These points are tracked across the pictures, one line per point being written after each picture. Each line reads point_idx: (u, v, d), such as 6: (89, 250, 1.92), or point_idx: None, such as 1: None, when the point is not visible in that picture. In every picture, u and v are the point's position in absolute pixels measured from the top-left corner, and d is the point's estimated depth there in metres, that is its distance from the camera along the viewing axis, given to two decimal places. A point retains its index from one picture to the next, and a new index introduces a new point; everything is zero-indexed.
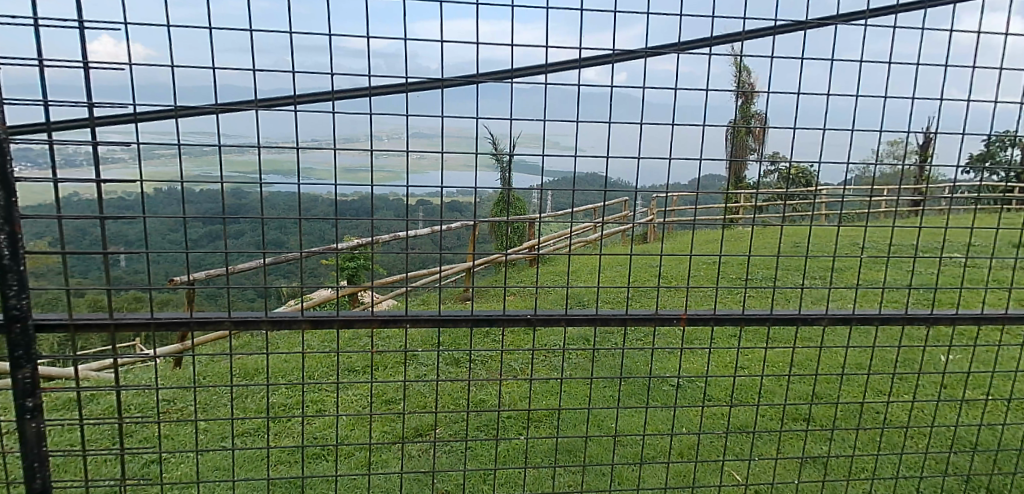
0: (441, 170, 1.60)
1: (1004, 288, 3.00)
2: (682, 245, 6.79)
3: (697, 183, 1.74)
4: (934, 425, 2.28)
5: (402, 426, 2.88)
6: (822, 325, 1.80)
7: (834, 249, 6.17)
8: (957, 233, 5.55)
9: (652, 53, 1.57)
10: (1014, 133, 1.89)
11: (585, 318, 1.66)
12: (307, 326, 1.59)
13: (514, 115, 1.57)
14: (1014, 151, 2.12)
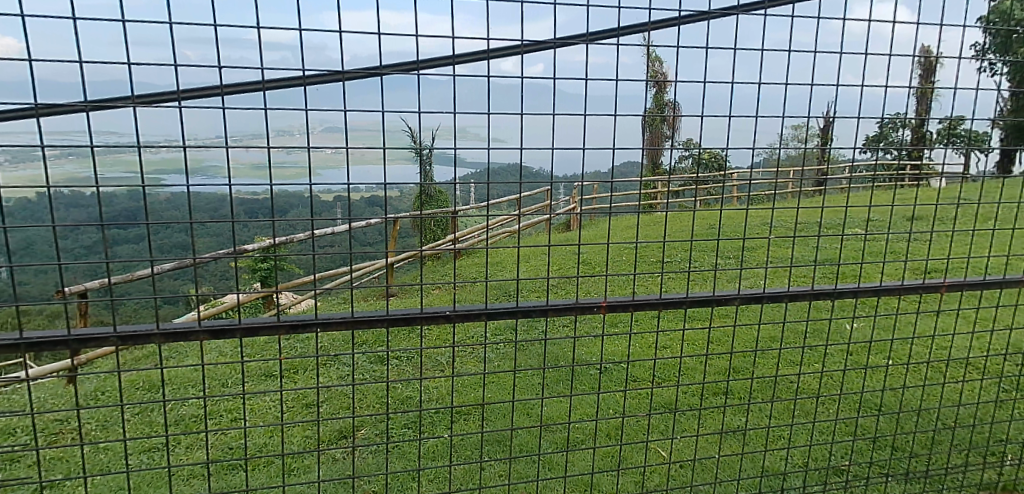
0: (349, 165, 1.54)
1: (899, 260, 3.22)
2: (605, 232, 6.95)
3: (612, 171, 1.76)
4: (845, 392, 2.42)
5: (323, 429, 2.84)
6: (735, 305, 1.88)
7: (750, 229, 6.46)
8: (857, 211, 5.95)
9: (561, 44, 1.57)
10: (903, 115, 2.02)
11: (506, 311, 1.65)
12: (207, 338, 1.50)
13: (422, 108, 1.53)
14: (905, 131, 2.27)
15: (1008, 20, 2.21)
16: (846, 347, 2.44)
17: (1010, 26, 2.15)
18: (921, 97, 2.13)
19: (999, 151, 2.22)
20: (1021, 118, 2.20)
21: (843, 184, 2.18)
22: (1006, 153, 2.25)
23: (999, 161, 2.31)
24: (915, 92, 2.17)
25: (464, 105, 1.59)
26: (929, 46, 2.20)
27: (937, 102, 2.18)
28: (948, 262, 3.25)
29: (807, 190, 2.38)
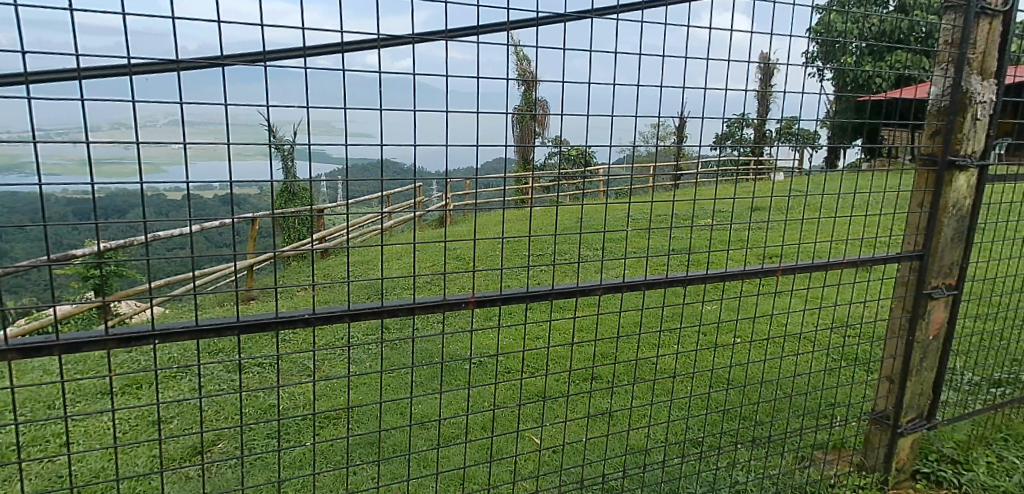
0: (188, 162, 1.42)
1: (739, 247, 3.56)
2: (480, 227, 7.05)
3: (477, 168, 1.77)
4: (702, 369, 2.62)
5: (173, 448, 2.76)
6: (597, 295, 1.97)
7: (617, 221, 6.83)
8: (707, 203, 6.49)
9: (419, 39, 1.56)
10: (743, 115, 2.22)
11: (370, 311, 1.60)
12: (18, 357, 1.32)
13: (271, 102, 1.45)
14: (748, 130, 2.48)
15: (831, 32, 2.49)
16: (696, 327, 2.56)
17: (832, 37, 2.42)
18: (762, 99, 2.34)
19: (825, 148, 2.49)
20: (843, 119, 2.48)
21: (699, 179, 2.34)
22: (832, 150, 2.53)
23: (826, 156, 2.60)
24: (755, 94, 2.39)
25: (318, 99, 1.52)
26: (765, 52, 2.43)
27: (774, 104, 2.41)
28: (782, 248, 3.64)
29: (667, 184, 2.53)
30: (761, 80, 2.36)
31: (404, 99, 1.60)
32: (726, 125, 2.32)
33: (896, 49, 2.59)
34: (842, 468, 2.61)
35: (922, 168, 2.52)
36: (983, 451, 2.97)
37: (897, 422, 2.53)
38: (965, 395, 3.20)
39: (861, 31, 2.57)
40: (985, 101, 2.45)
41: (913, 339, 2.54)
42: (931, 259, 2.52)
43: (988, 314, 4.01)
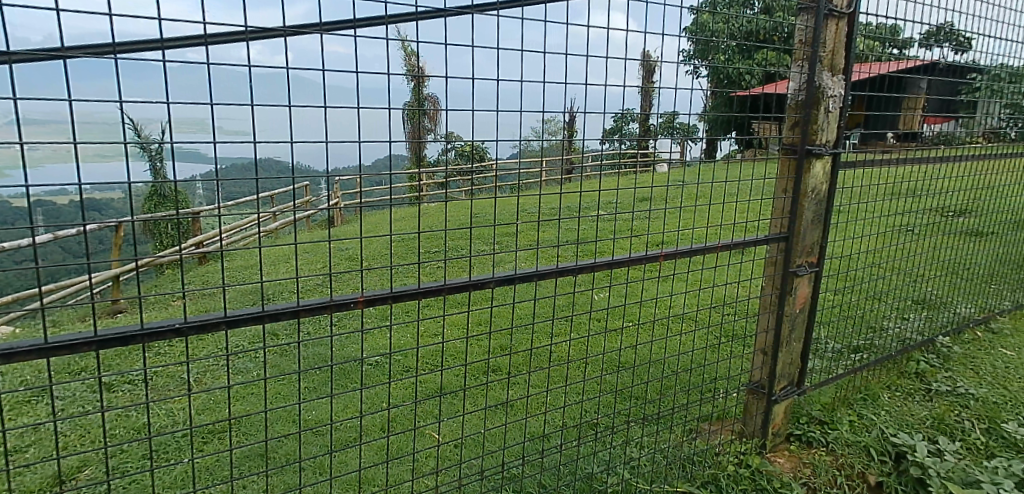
0: (27, 166, 1.29)
1: (624, 236, 3.75)
2: (375, 226, 6.95)
3: (360, 166, 1.73)
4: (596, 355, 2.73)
5: (34, 480, 2.57)
6: (490, 288, 2.00)
7: (516, 213, 6.94)
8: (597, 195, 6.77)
9: (292, 32, 1.51)
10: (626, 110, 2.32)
11: (249, 317, 1.54)
12: None
13: (123, 97, 1.35)
14: (633, 125, 2.59)
15: (704, 31, 2.64)
16: (589, 314, 2.66)
17: (707, 36, 2.57)
18: (645, 95, 2.46)
19: (703, 140, 2.65)
20: (719, 113, 2.66)
21: (590, 173, 2.42)
22: (711, 142, 2.69)
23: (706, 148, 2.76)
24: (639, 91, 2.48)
25: (180, 95, 1.44)
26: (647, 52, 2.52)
27: (655, 99, 2.53)
28: (668, 234, 3.86)
29: (559, 178, 2.59)
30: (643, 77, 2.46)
31: (277, 95, 1.55)
32: (613, 119, 2.41)
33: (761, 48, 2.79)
34: (725, 437, 2.82)
35: (784, 157, 2.75)
36: (845, 411, 3.30)
37: (771, 391, 2.76)
38: (829, 362, 3.54)
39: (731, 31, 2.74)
40: (835, 95, 2.70)
41: (782, 313, 2.78)
42: (795, 239, 2.75)
43: (846, 287, 4.46)
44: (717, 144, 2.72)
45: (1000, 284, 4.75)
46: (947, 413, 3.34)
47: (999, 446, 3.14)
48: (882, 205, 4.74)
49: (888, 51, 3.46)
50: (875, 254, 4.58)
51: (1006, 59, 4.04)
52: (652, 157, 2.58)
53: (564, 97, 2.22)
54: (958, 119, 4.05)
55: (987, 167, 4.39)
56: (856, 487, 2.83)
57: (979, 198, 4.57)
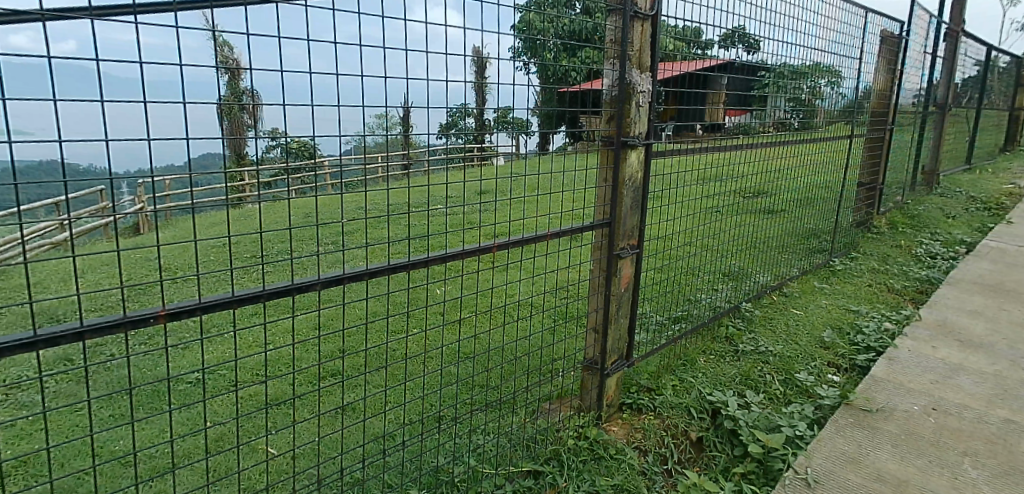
0: None
1: (462, 228, 3.80)
2: (202, 235, 6.43)
3: (153, 167, 1.56)
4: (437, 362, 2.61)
5: None
6: (317, 290, 1.92)
7: (359, 212, 6.75)
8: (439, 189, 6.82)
9: (54, 16, 1.44)
10: (456, 105, 2.36)
11: (17, 345, 1.37)
12: None
13: None
14: (469, 119, 2.53)
15: (532, 28, 2.65)
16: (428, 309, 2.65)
17: (533, 33, 2.59)
18: (478, 90, 2.49)
19: (536, 134, 2.66)
20: (550, 107, 2.66)
21: (429, 172, 2.39)
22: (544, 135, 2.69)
23: (539, 143, 2.76)
24: (471, 86, 2.46)
25: None
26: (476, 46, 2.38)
27: (489, 94, 2.54)
28: (504, 224, 3.99)
29: (397, 174, 2.52)
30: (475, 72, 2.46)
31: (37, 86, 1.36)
32: (448, 114, 2.41)
33: (585, 47, 2.83)
34: (565, 413, 2.99)
35: (604, 148, 2.94)
36: (669, 377, 3.64)
37: (602, 366, 2.97)
38: (654, 334, 3.88)
39: (559, 25, 2.72)
40: (644, 91, 2.96)
41: (610, 293, 2.99)
42: (617, 224, 2.97)
43: (667, 265, 4.93)
44: (550, 137, 2.79)
45: (790, 254, 5.52)
46: (752, 369, 3.82)
47: (793, 393, 3.66)
48: (694, 190, 5.28)
49: (692, 51, 3.84)
50: (690, 234, 5.10)
51: (785, 60, 4.66)
52: (488, 152, 2.59)
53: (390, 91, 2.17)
54: (752, 111, 4.61)
55: (776, 153, 5.06)
56: (681, 444, 3.15)
57: (771, 181, 5.25)
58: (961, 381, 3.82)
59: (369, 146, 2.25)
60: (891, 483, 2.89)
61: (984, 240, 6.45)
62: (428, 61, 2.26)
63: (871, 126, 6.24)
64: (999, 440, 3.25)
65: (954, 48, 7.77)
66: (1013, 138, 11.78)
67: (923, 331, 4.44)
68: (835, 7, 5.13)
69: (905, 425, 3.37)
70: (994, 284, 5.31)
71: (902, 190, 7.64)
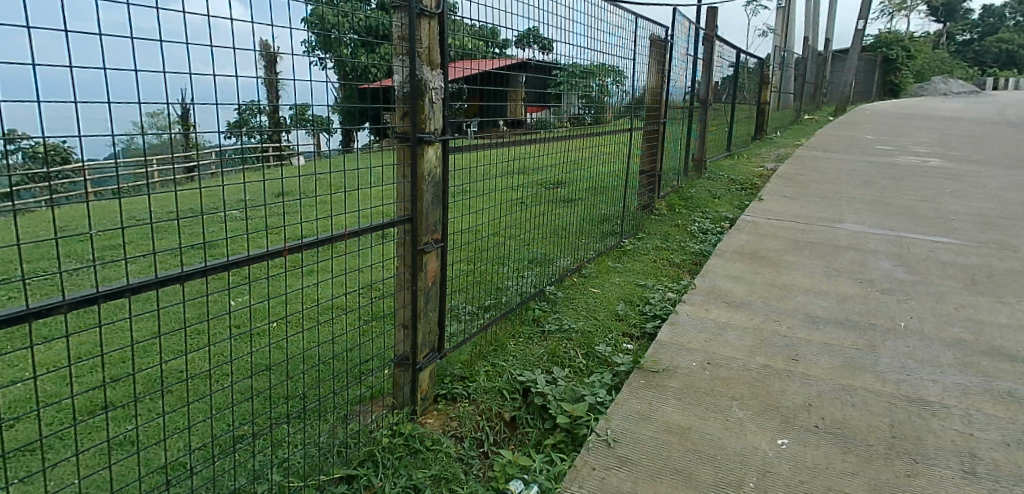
0: None
1: (257, 233, 3.58)
2: None
3: None
4: (233, 381, 2.47)
5: None
6: (66, 312, 1.73)
7: (136, 222, 6.01)
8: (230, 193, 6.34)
9: None
10: (240, 103, 2.18)
11: None
12: None
13: None
14: (261, 118, 2.37)
15: (324, 23, 2.49)
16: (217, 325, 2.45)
17: (327, 29, 2.49)
18: (270, 86, 2.31)
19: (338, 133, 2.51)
20: (352, 103, 2.59)
21: (218, 171, 2.25)
22: (348, 133, 2.59)
23: (343, 140, 2.63)
24: (265, 82, 2.27)
25: None
26: (263, 42, 2.24)
27: (285, 91, 2.35)
28: (304, 225, 3.82)
29: (177, 178, 2.31)
30: (265, 68, 2.27)
31: None
32: (235, 112, 2.23)
33: (380, 46, 2.80)
34: (377, 412, 2.97)
35: (400, 144, 2.91)
36: (482, 364, 3.78)
37: (414, 361, 2.99)
38: (464, 323, 3.98)
39: (354, 24, 2.66)
40: (436, 88, 2.98)
41: (416, 288, 3.00)
42: (419, 220, 2.99)
43: (474, 256, 5.08)
44: (354, 135, 2.66)
45: (586, 238, 6.00)
46: (557, 347, 4.10)
47: (594, 365, 4.01)
48: (498, 182, 5.50)
49: (490, 49, 3.96)
50: (496, 225, 5.32)
51: (572, 60, 5.02)
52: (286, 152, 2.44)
53: (165, 87, 1.95)
54: (550, 108, 4.89)
55: (573, 146, 5.43)
56: (495, 426, 3.29)
57: (568, 172, 5.64)
58: (728, 337, 4.46)
59: (138, 148, 2.03)
60: (676, 433, 3.30)
61: (741, 216, 7.56)
62: (205, 54, 2.06)
63: (649, 120, 6.98)
64: (758, 383, 3.86)
65: (712, 51, 8.95)
66: (760, 128, 13.91)
67: (697, 297, 5.10)
68: (613, 13, 5.63)
69: (686, 380, 3.85)
70: (751, 252, 6.26)
71: (677, 176, 8.68)
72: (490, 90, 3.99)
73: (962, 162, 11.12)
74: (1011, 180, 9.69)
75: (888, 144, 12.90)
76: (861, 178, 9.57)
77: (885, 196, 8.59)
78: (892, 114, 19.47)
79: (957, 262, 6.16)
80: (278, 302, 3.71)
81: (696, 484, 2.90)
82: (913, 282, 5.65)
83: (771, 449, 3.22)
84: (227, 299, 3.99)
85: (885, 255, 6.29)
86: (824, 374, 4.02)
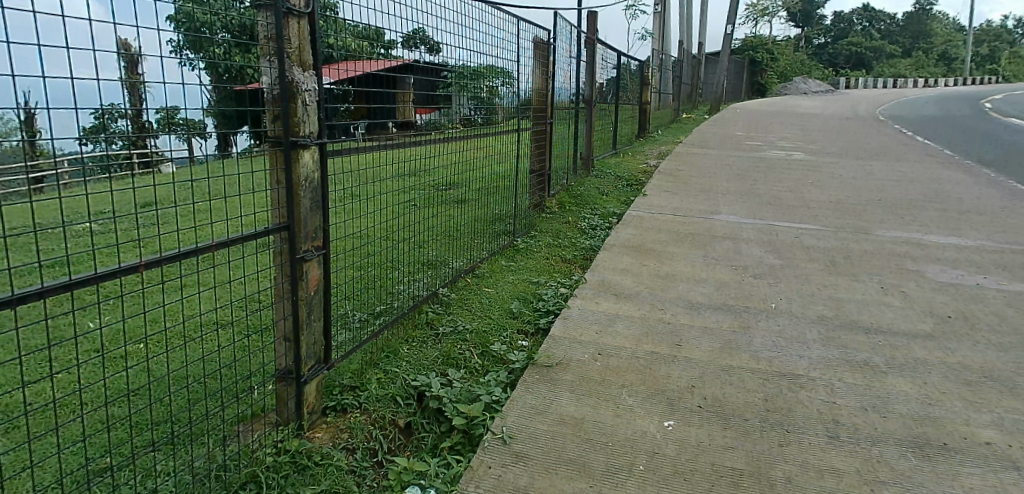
0: None
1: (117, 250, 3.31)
2: None
3: None
4: (89, 412, 2.27)
5: None
6: None
7: None
8: (88, 205, 5.82)
9: None
10: (93, 105, 1.96)
11: None
12: None
13: None
14: (123, 122, 2.14)
15: (194, 21, 2.33)
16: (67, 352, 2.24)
17: (195, 27, 2.33)
18: (132, 88, 2.11)
19: (212, 135, 2.40)
20: (226, 107, 2.45)
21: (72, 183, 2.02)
22: (222, 137, 2.47)
23: (218, 145, 2.50)
24: (127, 83, 2.05)
25: None
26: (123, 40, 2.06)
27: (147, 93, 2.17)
28: (172, 238, 3.57)
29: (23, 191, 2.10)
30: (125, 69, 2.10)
31: None
32: (93, 117, 2.02)
33: (250, 47, 2.66)
34: (260, 431, 2.84)
35: (271, 149, 2.78)
36: (373, 371, 3.71)
37: (297, 375, 2.88)
38: (354, 331, 3.87)
39: (221, 23, 2.51)
40: (309, 89, 2.87)
41: (297, 299, 2.88)
42: (297, 227, 2.87)
43: (364, 261, 4.96)
44: (230, 139, 2.56)
45: (479, 239, 6.03)
46: (452, 349, 4.09)
47: (489, 364, 4.03)
48: (386, 186, 5.41)
49: (375, 50, 3.87)
50: (386, 229, 5.24)
51: (459, 61, 5.02)
52: (153, 157, 2.28)
53: None
54: (440, 109, 4.85)
55: (465, 147, 5.42)
56: (390, 434, 3.23)
57: (459, 173, 5.63)
58: (617, 327, 4.65)
59: None
60: (569, 424, 3.39)
61: (628, 211, 7.90)
62: (58, 57, 1.86)
63: (537, 120, 7.12)
64: (645, 370, 4.05)
65: (594, 54, 9.30)
66: (643, 128, 14.61)
67: (587, 291, 5.27)
68: (498, 16, 5.70)
69: (579, 372, 3.96)
70: (637, 246, 6.55)
71: (566, 174, 8.94)
72: (375, 92, 3.89)
73: (820, 155, 12.22)
74: (861, 170, 10.77)
75: (757, 140, 13.95)
76: (735, 172, 10.28)
77: (755, 188, 9.27)
78: (760, 112, 21.02)
79: (818, 246, 6.76)
80: (146, 322, 3.45)
81: (590, 472, 2.99)
82: (781, 266, 6.14)
83: (659, 431, 3.38)
84: (87, 323, 3.66)
85: (756, 243, 6.80)
86: (706, 357, 4.28)
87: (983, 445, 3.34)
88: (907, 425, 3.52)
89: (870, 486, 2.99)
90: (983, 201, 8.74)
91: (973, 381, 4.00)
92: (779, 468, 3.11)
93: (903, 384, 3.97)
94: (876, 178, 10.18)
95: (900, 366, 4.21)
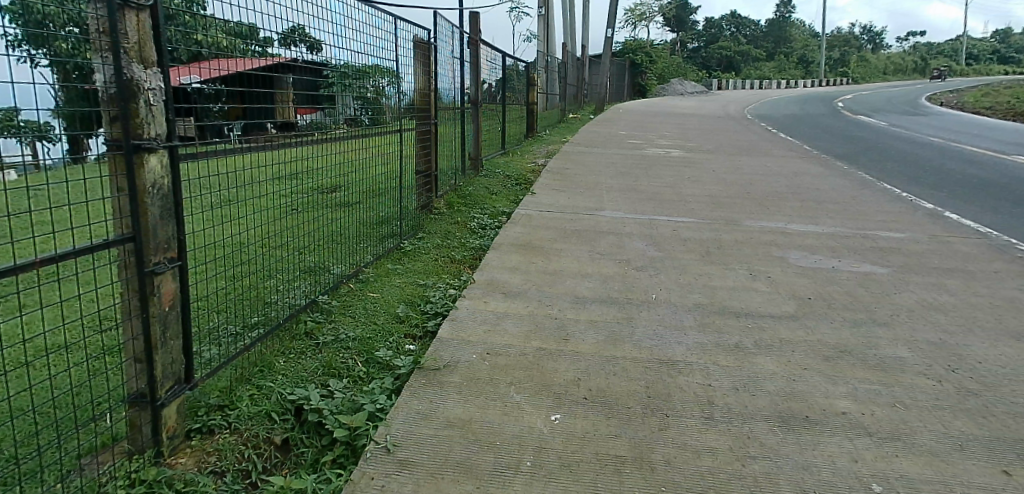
0: None
1: None
2: None
3: None
4: None
5: None
6: None
7: None
8: None
9: None
10: None
11: None
12: None
13: None
14: None
15: (33, 13, 2.10)
16: None
17: (33, 19, 2.10)
18: None
19: (62, 138, 2.18)
20: (77, 107, 2.24)
21: None
22: (73, 140, 2.25)
23: (71, 148, 2.28)
24: None
25: None
26: None
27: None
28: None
29: None
30: None
31: None
32: None
33: (89, 42, 2.41)
34: (108, 463, 2.62)
35: (111, 154, 2.53)
36: (244, 388, 3.50)
37: (151, 398, 2.67)
38: (223, 347, 3.64)
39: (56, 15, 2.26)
40: (154, 88, 2.64)
41: (148, 315, 2.66)
42: (145, 239, 2.64)
43: (237, 271, 4.69)
44: (83, 142, 2.34)
45: (363, 243, 5.87)
46: (333, 358, 3.95)
47: (374, 371, 3.92)
48: (260, 190, 5.13)
49: (249, 48, 3.65)
50: (260, 237, 4.97)
51: (343, 61, 4.85)
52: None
53: None
54: (323, 109, 4.65)
55: (351, 149, 5.25)
56: (265, 453, 3.05)
57: (342, 175, 5.45)
58: (505, 326, 4.68)
59: None
60: (457, 426, 3.36)
61: (516, 210, 8.00)
62: None
63: (421, 121, 7.03)
64: (533, 366, 4.10)
65: (478, 54, 9.32)
66: (531, 127, 14.86)
67: (476, 291, 5.27)
68: (379, 14, 5.57)
69: (467, 373, 3.95)
70: (525, 244, 6.64)
71: (454, 175, 8.91)
72: (248, 91, 3.67)
73: (696, 152, 12.99)
74: (732, 165, 11.54)
75: (638, 139, 14.60)
76: (618, 169, 10.70)
77: (637, 184, 9.68)
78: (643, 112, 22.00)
79: (695, 237, 7.16)
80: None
81: (478, 473, 2.99)
82: (661, 258, 6.44)
83: (546, 426, 3.43)
84: None
85: (638, 237, 7.10)
86: (591, 350, 4.40)
87: (840, 415, 3.66)
88: (775, 401, 3.79)
89: (742, 462, 3.19)
90: (837, 191, 9.63)
91: (831, 357, 4.38)
92: (659, 451, 3.25)
93: (771, 364, 4.28)
94: (745, 173, 10.94)
95: (768, 347, 4.53)
